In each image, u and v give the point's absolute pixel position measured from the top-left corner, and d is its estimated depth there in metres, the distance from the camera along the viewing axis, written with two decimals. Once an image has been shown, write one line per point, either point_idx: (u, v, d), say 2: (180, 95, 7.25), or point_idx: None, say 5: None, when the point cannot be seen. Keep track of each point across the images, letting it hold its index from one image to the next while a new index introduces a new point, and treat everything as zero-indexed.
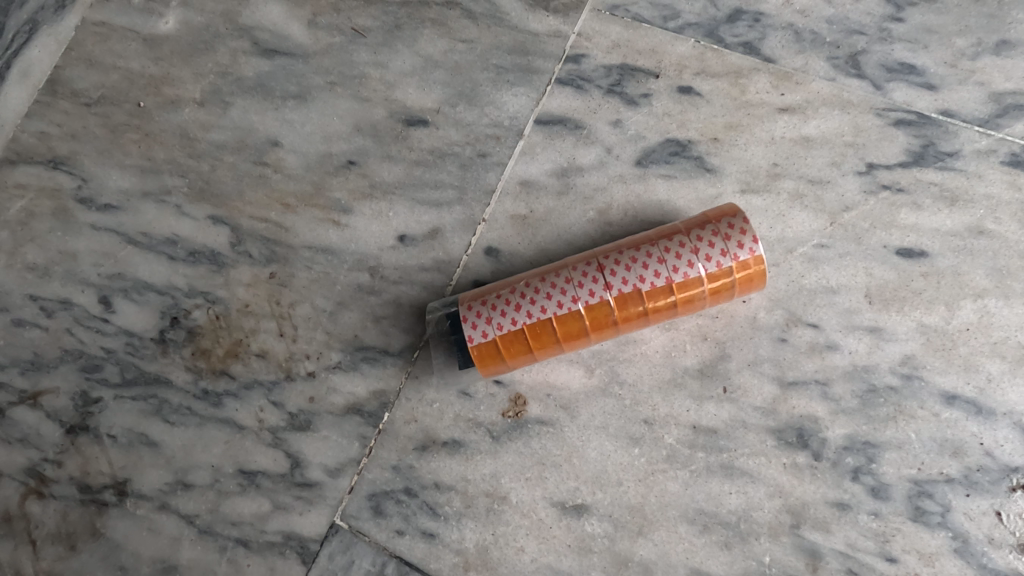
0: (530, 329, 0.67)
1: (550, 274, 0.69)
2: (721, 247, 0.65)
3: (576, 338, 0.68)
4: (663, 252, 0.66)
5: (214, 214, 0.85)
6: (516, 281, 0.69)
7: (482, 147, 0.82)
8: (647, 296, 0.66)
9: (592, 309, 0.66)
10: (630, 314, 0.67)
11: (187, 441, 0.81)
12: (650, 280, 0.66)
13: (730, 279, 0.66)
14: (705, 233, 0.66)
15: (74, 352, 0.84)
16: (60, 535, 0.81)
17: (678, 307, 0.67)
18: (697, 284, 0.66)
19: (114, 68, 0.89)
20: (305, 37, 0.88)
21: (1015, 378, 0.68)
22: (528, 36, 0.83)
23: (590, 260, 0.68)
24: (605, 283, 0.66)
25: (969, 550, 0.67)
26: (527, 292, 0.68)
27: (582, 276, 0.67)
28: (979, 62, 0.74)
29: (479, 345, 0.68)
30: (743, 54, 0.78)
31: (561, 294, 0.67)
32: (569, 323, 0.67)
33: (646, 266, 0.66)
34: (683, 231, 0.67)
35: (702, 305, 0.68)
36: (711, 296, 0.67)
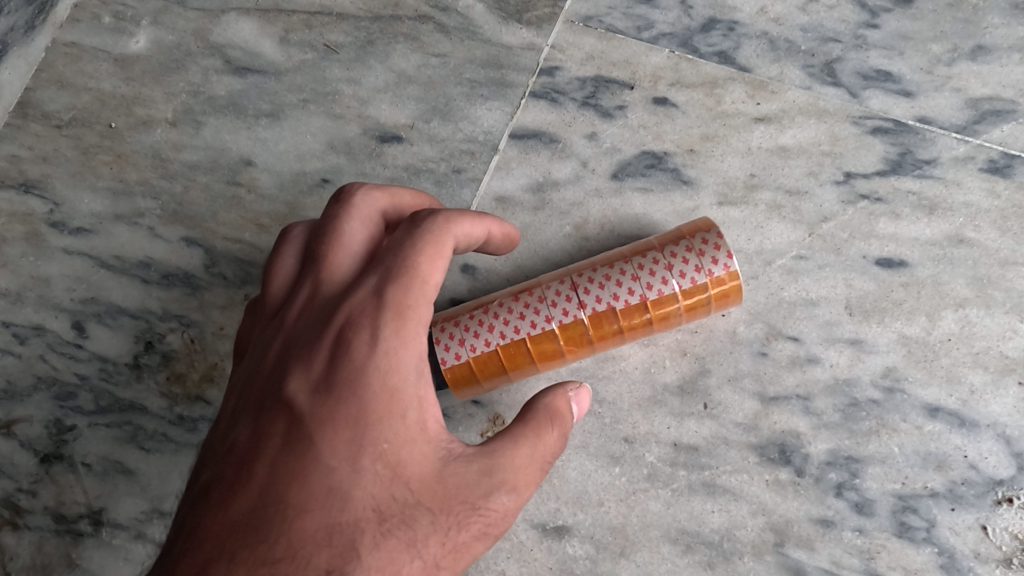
0: (505, 351, 0.66)
1: (524, 293, 0.67)
2: (696, 264, 0.64)
3: (551, 358, 0.67)
4: (637, 269, 0.65)
5: (188, 236, 0.84)
6: (490, 301, 0.68)
7: (457, 163, 0.81)
8: (622, 314, 0.65)
9: (566, 329, 0.65)
10: (606, 334, 0.66)
11: (163, 468, 0.80)
12: (624, 298, 0.65)
13: (706, 295, 0.65)
14: (680, 250, 0.65)
15: (48, 380, 0.82)
16: (36, 567, 0.79)
17: (654, 323, 0.66)
18: (673, 302, 0.65)
19: (86, 89, 0.88)
20: (278, 54, 0.86)
21: (998, 389, 0.67)
22: (501, 49, 0.82)
23: (564, 277, 0.67)
24: (579, 301, 0.65)
25: (955, 566, 0.65)
26: (500, 312, 0.66)
27: (556, 295, 0.66)
28: (955, 68, 0.73)
29: (452, 366, 0.66)
30: (718, 64, 0.77)
31: (534, 314, 0.66)
32: (544, 342, 0.66)
33: (620, 283, 0.65)
34: (656, 247, 0.66)
35: (679, 322, 0.67)
36: (687, 312, 0.66)
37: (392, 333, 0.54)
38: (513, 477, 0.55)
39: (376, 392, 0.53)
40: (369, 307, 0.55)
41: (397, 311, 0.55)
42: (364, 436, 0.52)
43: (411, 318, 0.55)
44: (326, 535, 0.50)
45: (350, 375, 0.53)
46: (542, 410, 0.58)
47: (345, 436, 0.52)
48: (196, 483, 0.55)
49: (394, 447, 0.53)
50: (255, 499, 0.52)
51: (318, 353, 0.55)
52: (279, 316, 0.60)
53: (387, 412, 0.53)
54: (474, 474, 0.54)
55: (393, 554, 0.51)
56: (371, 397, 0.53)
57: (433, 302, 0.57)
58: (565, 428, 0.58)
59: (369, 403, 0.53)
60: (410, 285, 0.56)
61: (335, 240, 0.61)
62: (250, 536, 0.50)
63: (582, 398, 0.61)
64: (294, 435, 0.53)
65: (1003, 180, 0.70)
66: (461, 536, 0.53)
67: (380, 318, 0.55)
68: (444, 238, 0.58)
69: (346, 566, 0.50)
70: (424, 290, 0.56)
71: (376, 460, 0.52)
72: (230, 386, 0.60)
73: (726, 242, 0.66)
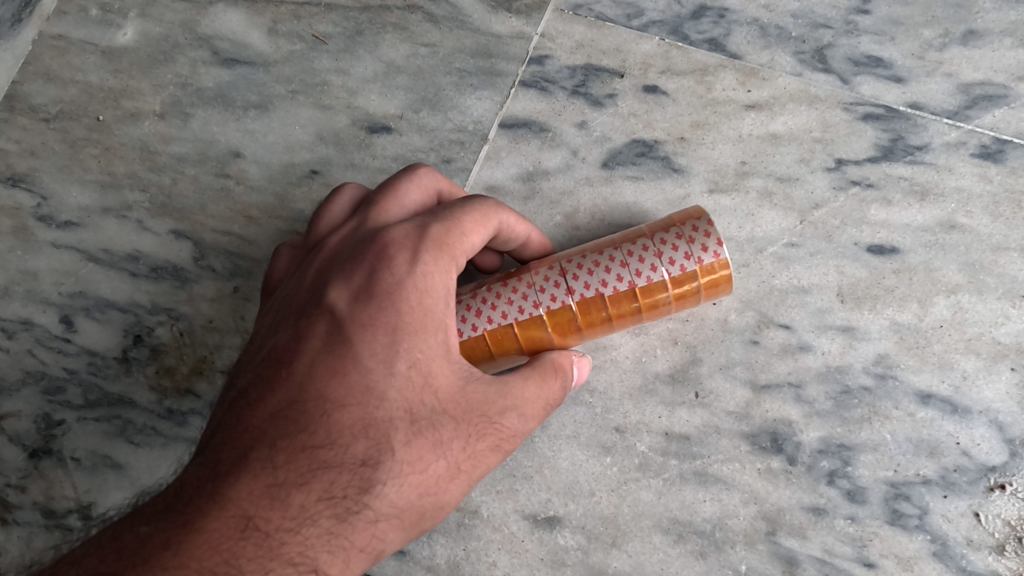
0: (492, 336, 0.65)
1: (512, 278, 0.67)
2: (686, 251, 0.64)
3: (539, 346, 0.66)
4: (626, 256, 0.64)
5: (176, 229, 0.83)
6: (478, 286, 0.68)
7: (447, 153, 0.80)
8: (611, 300, 0.64)
9: (554, 316, 0.65)
10: (594, 321, 0.65)
11: (152, 462, 0.79)
12: (613, 285, 0.64)
13: (697, 282, 0.64)
14: (669, 237, 0.64)
15: (36, 374, 0.82)
16: (25, 563, 0.78)
17: (644, 311, 0.65)
18: (663, 289, 0.64)
19: (73, 82, 0.87)
20: (266, 45, 0.86)
21: (990, 375, 0.67)
22: (490, 38, 0.81)
23: (553, 264, 0.66)
24: (568, 288, 0.65)
25: (948, 553, 0.65)
26: (488, 298, 0.66)
27: (544, 281, 0.65)
28: (946, 54, 0.72)
29: None
30: (709, 51, 0.77)
31: (522, 300, 0.65)
32: (532, 327, 0.65)
33: (609, 270, 0.64)
34: (646, 234, 0.66)
35: (668, 310, 0.66)
36: (677, 300, 0.65)
37: (432, 260, 0.59)
38: (528, 401, 0.60)
39: (411, 308, 0.57)
40: (411, 237, 0.59)
41: (438, 244, 0.59)
42: (398, 344, 0.56)
43: (450, 254, 0.59)
44: (362, 428, 0.55)
45: (388, 290, 0.57)
46: (551, 359, 0.63)
47: (382, 343, 0.56)
48: (235, 384, 0.58)
49: (426, 358, 0.57)
50: (295, 395, 0.55)
51: (361, 266, 0.59)
52: (322, 240, 0.64)
53: (421, 325, 0.57)
54: (493, 394, 0.58)
55: (420, 451, 0.55)
56: (406, 310, 0.57)
57: (469, 250, 0.61)
58: (566, 379, 0.63)
59: (405, 315, 0.57)
60: (455, 223, 0.60)
61: (387, 187, 0.65)
62: (289, 426, 0.54)
63: (581, 366, 0.65)
64: (334, 339, 0.57)
65: (995, 166, 0.70)
66: (478, 444, 0.57)
67: (421, 246, 0.59)
68: (490, 211, 0.63)
69: (379, 456, 0.55)
70: (464, 237, 0.61)
71: (409, 367, 0.56)
72: (270, 304, 0.64)
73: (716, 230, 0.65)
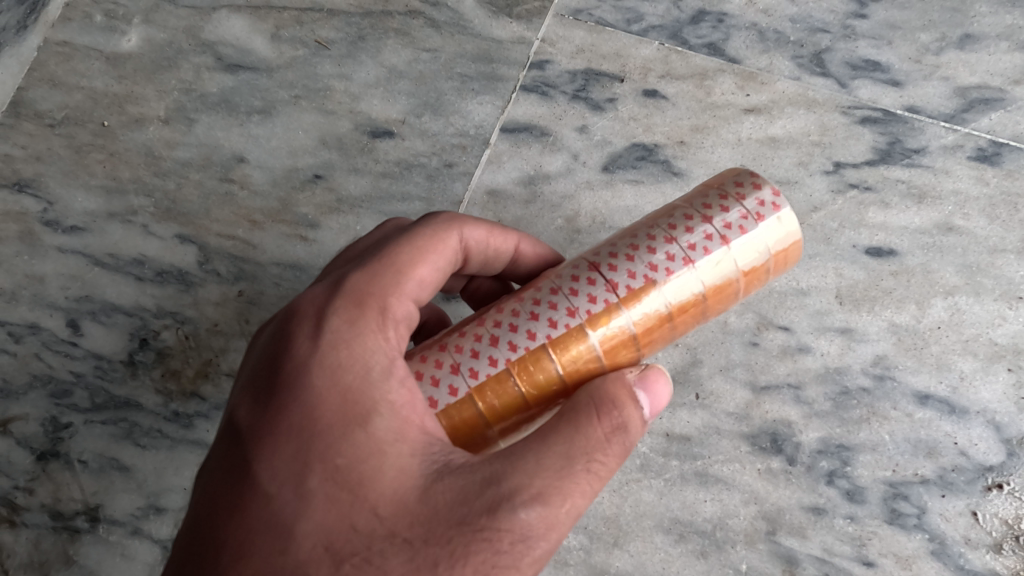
0: (521, 367, 0.52)
1: (528, 291, 0.55)
2: (751, 222, 0.54)
3: (586, 370, 0.53)
4: (669, 230, 0.54)
5: (181, 233, 0.84)
6: (488, 312, 0.55)
7: (449, 157, 0.81)
8: (674, 294, 0.53)
9: (601, 323, 0.53)
10: (655, 322, 0.54)
11: (159, 464, 0.80)
12: (665, 268, 0.53)
13: (767, 258, 0.55)
14: (727, 206, 0.55)
15: (43, 378, 0.82)
16: (33, 565, 0.79)
17: (711, 303, 0.55)
18: (733, 272, 0.54)
19: (78, 88, 0.88)
20: (269, 51, 0.87)
21: (987, 375, 0.67)
22: (491, 43, 0.82)
23: (579, 261, 0.56)
24: (607, 282, 0.53)
25: (946, 552, 0.66)
26: (505, 322, 0.54)
27: (574, 282, 0.54)
28: (943, 57, 0.73)
29: (450, 406, 0.52)
30: (708, 55, 0.77)
31: (551, 312, 0.53)
32: (574, 349, 0.52)
33: (653, 251, 0.54)
34: (682, 205, 0.56)
35: (736, 298, 0.57)
36: (749, 284, 0.56)
37: (341, 328, 0.51)
38: (551, 489, 0.46)
39: (328, 398, 0.49)
40: (321, 307, 0.52)
41: (353, 301, 0.52)
42: (306, 451, 0.48)
43: (367, 305, 0.52)
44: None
45: (291, 375, 0.50)
46: (588, 417, 0.48)
47: (290, 450, 0.48)
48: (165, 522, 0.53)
49: (348, 463, 0.47)
50: (202, 530, 0.48)
51: (266, 360, 0.52)
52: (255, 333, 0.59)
53: (342, 419, 0.48)
54: (475, 485, 0.46)
55: None
56: (313, 402, 0.49)
57: (402, 292, 0.54)
58: (625, 414, 0.49)
59: (312, 412, 0.48)
60: (373, 277, 0.54)
61: (347, 252, 0.63)
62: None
63: (655, 383, 0.52)
64: (237, 452, 0.49)
65: (991, 168, 0.71)
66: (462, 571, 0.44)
67: (330, 308, 0.52)
68: (440, 234, 0.57)
69: None
70: (390, 276, 0.54)
71: (324, 480, 0.47)
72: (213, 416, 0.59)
73: (781, 195, 0.55)
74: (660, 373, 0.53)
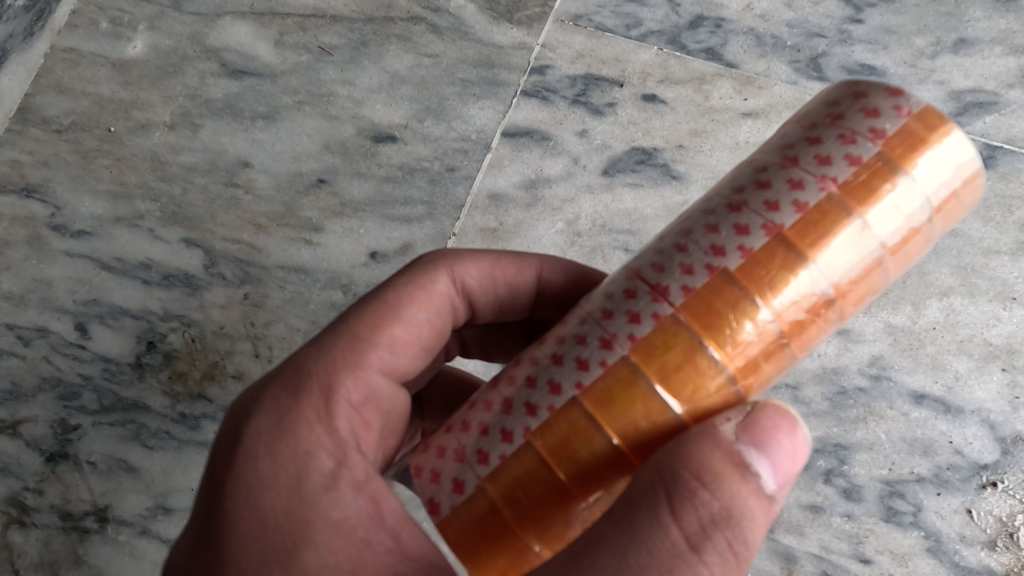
0: (559, 442, 0.39)
1: (558, 332, 0.43)
2: (872, 158, 0.38)
3: (660, 429, 0.38)
4: (748, 203, 0.39)
5: (187, 237, 0.85)
6: (510, 369, 0.43)
7: (451, 161, 0.82)
8: (784, 288, 0.37)
9: (671, 358, 0.38)
10: (760, 336, 0.38)
11: (167, 465, 0.82)
12: (755, 256, 0.38)
13: (914, 214, 0.39)
14: (823, 140, 0.39)
15: (52, 381, 0.83)
16: (43, 564, 0.80)
17: (844, 290, 0.38)
18: (872, 241, 0.38)
19: (84, 94, 0.89)
20: (273, 57, 0.88)
21: (982, 375, 0.68)
22: (492, 48, 0.83)
23: (626, 275, 0.42)
24: (666, 298, 0.39)
25: (941, 549, 0.67)
26: (530, 382, 0.41)
27: (620, 308, 0.40)
28: (938, 61, 0.74)
29: (468, 502, 0.41)
30: (706, 60, 0.79)
31: (590, 357, 0.39)
32: (635, 405, 0.38)
33: (729, 237, 0.38)
34: (763, 161, 0.41)
35: (891, 273, 0.40)
36: (898, 255, 0.39)
37: (263, 431, 0.47)
38: None
39: (240, 522, 0.45)
40: (251, 401, 0.49)
41: (290, 389, 0.48)
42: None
43: (306, 391, 0.48)
44: None
45: (212, 485, 0.47)
46: (651, 530, 0.37)
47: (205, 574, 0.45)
48: None
49: None
50: None
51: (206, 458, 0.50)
52: None
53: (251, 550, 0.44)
54: None
55: None
56: (229, 520, 0.45)
57: (359, 365, 0.50)
58: (727, 495, 0.37)
59: (227, 532, 0.45)
60: (317, 359, 0.50)
61: None
62: None
63: (767, 419, 0.38)
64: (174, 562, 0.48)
65: (985, 171, 0.72)
66: None
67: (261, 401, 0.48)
68: (421, 280, 0.55)
69: None
70: (348, 346, 0.50)
71: None
72: None
73: (913, 112, 0.39)
74: (782, 410, 0.39)
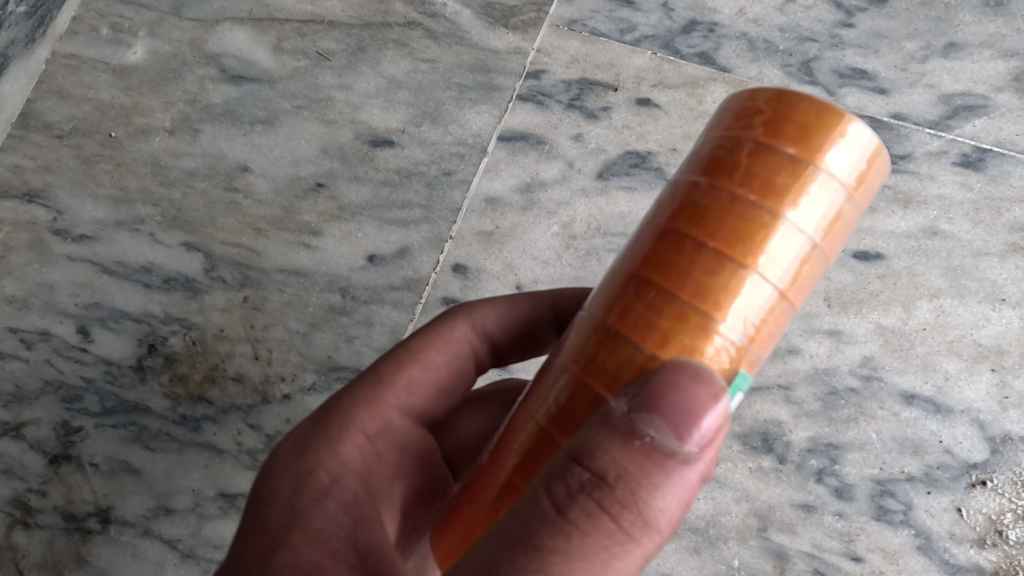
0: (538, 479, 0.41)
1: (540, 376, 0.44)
2: (778, 158, 0.37)
3: None
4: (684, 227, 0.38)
5: (187, 241, 0.86)
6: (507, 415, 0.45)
7: (447, 165, 0.83)
8: (727, 298, 0.37)
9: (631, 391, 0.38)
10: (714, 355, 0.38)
11: (168, 466, 0.83)
12: (697, 280, 0.37)
13: (834, 194, 0.38)
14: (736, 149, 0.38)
15: (55, 384, 0.84)
16: (47, 565, 0.81)
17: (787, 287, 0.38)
18: (801, 233, 0.37)
19: (85, 100, 0.90)
20: (271, 62, 0.89)
21: (971, 375, 0.69)
22: (488, 54, 0.84)
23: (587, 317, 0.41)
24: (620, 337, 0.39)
25: (931, 547, 0.68)
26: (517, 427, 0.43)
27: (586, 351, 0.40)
28: (928, 65, 0.75)
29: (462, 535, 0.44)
30: (699, 64, 0.79)
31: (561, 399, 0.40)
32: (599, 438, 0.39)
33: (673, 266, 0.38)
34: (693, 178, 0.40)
35: (830, 253, 0.39)
36: (829, 238, 0.39)
37: (284, 467, 0.52)
38: None
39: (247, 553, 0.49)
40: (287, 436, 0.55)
41: (316, 426, 0.54)
42: None
43: (328, 428, 0.54)
44: None
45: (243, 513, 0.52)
46: (555, 540, 0.36)
47: None
48: None
49: None
50: None
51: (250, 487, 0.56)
52: None
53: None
54: None
55: None
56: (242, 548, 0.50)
57: (376, 403, 0.55)
58: (630, 483, 0.35)
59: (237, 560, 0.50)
60: (341, 399, 0.55)
61: None
62: None
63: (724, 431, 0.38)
64: None
65: (975, 174, 0.72)
66: None
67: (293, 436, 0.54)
68: (439, 325, 0.59)
69: None
70: (369, 386, 0.56)
71: None
72: None
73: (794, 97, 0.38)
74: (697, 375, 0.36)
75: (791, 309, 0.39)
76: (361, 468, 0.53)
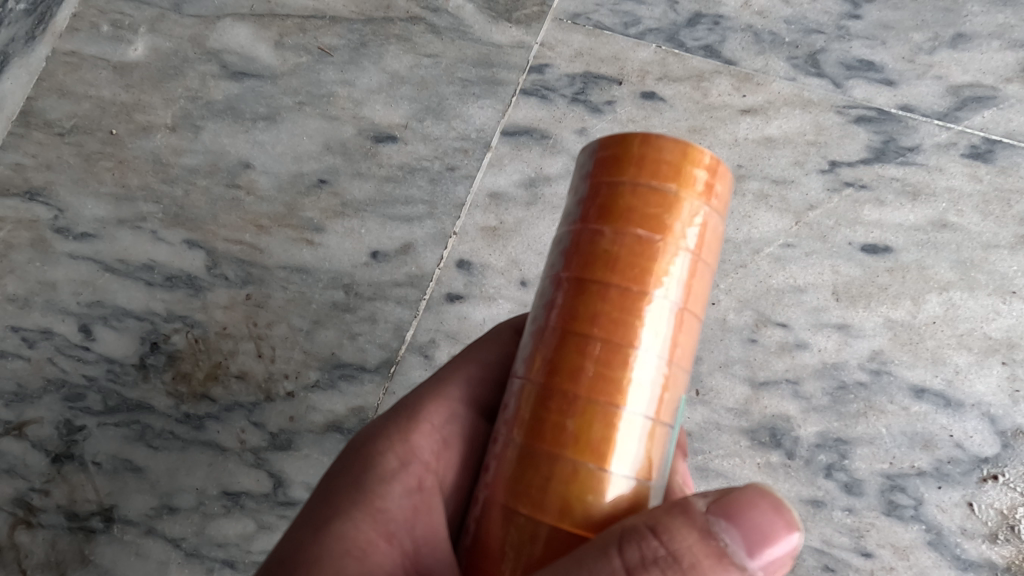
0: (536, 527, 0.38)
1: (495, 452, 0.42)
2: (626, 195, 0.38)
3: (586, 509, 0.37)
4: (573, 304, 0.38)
5: (189, 239, 0.86)
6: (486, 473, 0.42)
7: (451, 160, 0.83)
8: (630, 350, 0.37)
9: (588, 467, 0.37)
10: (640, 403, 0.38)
11: (171, 465, 0.82)
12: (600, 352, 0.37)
13: (698, 213, 0.38)
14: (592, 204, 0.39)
15: (57, 382, 0.84)
16: (50, 564, 0.81)
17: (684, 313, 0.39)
18: (675, 255, 0.38)
19: (86, 97, 0.89)
20: (273, 58, 0.88)
21: (982, 369, 0.69)
22: (492, 48, 0.84)
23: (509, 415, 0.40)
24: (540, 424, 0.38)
25: (942, 542, 0.67)
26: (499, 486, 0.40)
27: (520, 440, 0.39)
28: (936, 57, 0.74)
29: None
30: (704, 57, 0.79)
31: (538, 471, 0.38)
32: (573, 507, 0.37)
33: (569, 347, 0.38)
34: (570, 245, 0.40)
35: (710, 259, 0.40)
36: (704, 252, 0.39)
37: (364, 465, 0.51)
38: None
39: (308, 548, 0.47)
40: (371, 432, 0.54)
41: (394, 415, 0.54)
42: None
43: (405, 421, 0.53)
44: None
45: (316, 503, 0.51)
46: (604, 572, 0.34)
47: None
48: None
49: None
50: None
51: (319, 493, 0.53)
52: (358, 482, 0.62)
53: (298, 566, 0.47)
54: None
55: None
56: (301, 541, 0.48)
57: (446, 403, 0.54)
58: (675, 544, 0.35)
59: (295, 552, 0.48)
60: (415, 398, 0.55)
61: None
62: None
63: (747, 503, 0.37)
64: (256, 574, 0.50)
65: (985, 165, 0.72)
66: None
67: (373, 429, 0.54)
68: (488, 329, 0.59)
69: None
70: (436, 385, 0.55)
71: None
72: None
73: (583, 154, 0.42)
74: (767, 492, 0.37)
75: (695, 333, 0.40)
76: (428, 458, 0.51)
